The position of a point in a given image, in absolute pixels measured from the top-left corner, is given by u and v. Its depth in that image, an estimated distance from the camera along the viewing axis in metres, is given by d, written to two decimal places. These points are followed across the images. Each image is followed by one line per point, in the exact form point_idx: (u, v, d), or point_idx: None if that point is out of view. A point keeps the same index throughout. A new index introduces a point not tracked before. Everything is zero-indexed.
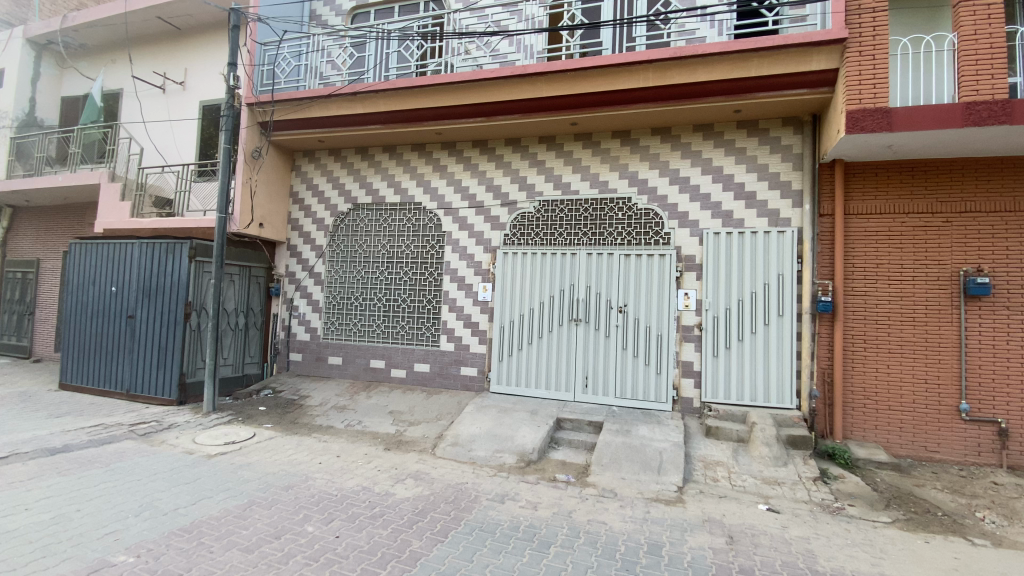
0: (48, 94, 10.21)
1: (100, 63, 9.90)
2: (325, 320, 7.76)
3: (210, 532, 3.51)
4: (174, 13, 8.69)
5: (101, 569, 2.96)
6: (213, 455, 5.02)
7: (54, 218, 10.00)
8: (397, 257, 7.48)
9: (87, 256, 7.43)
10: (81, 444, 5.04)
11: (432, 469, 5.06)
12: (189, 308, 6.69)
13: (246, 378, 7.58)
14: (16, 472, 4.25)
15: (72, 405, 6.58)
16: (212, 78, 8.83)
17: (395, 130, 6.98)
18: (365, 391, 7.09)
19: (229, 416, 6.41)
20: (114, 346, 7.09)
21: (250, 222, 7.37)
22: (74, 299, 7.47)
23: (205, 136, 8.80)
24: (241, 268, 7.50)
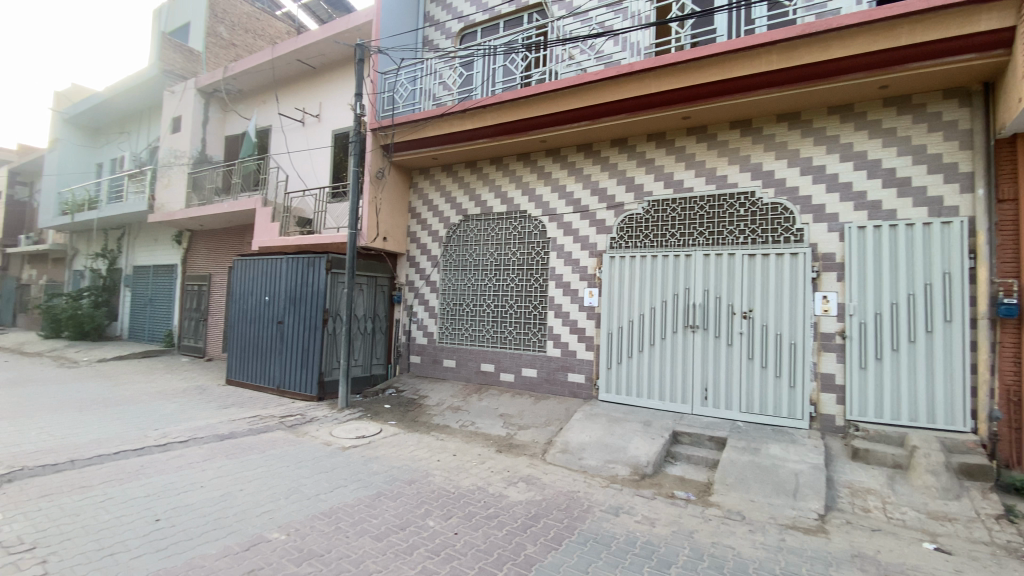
0: (215, 134, 12.11)
1: (254, 104, 11.55)
2: (441, 325, 8.18)
3: (346, 518, 3.82)
4: (311, 55, 9.86)
5: (260, 543, 3.36)
6: (346, 447, 5.51)
7: (222, 239, 11.81)
8: (506, 265, 7.65)
9: (246, 270, 8.64)
10: (243, 432, 5.82)
11: (544, 474, 5.05)
12: (327, 314, 7.47)
13: (373, 378, 8.25)
14: (196, 454, 5.02)
15: (236, 397, 7.66)
16: (341, 108, 9.86)
17: (501, 141, 7.20)
18: (477, 393, 7.33)
19: (359, 412, 7.02)
20: (268, 348, 8.13)
21: (375, 237, 8.04)
22: (238, 308, 8.71)
23: (336, 161, 9.82)
24: (369, 278, 8.21)
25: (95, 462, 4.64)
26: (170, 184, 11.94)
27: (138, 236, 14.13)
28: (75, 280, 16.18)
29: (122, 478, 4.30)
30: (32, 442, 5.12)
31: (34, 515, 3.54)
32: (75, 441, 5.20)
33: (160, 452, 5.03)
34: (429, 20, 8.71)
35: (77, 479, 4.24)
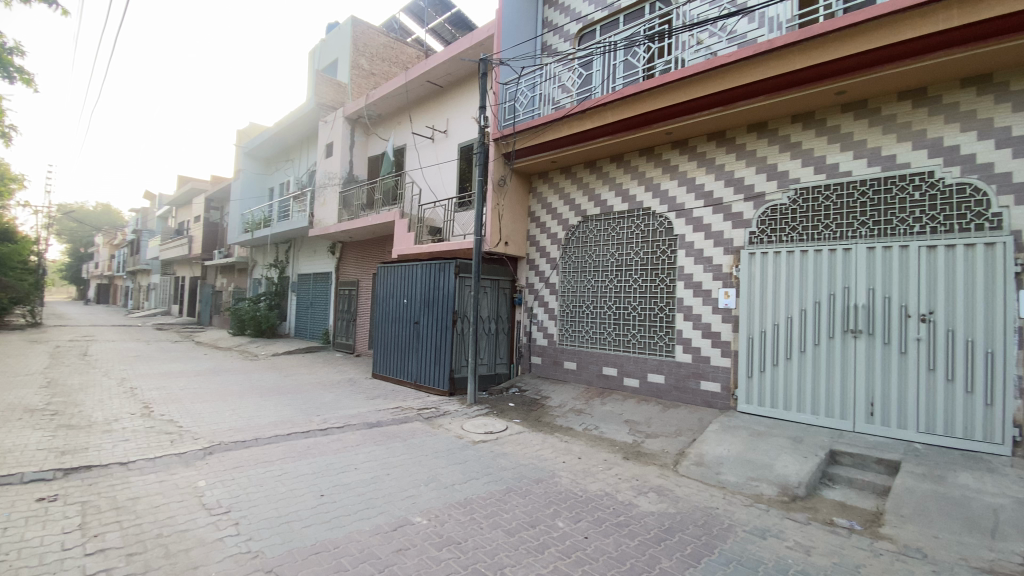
0: (360, 156, 13.57)
1: (391, 126, 12.77)
2: (561, 327, 8.19)
3: (480, 510, 3.98)
4: (439, 75, 10.61)
5: (405, 525, 3.63)
6: (477, 442, 5.77)
7: (366, 248, 13.21)
8: (629, 265, 7.43)
9: (387, 276, 9.53)
10: (388, 422, 6.40)
11: (677, 486, 4.76)
12: (455, 316, 7.92)
13: (498, 376, 8.56)
14: (350, 439, 5.63)
15: (381, 390, 8.47)
16: (466, 122, 10.44)
17: (622, 138, 7.03)
18: (599, 397, 7.19)
19: (486, 409, 7.31)
20: (406, 346, 8.87)
21: (498, 242, 8.35)
22: (380, 309, 9.64)
23: (462, 172, 10.41)
24: (492, 281, 8.54)
25: (274, 440, 5.43)
26: (324, 202, 13.66)
27: (301, 249, 16.39)
28: (255, 286, 19.27)
29: (293, 456, 4.97)
30: (228, 421, 6.17)
31: (230, 483, 4.23)
32: (259, 422, 6.15)
33: (322, 435, 5.73)
34: (548, 26, 8.84)
35: (260, 454, 5.00)
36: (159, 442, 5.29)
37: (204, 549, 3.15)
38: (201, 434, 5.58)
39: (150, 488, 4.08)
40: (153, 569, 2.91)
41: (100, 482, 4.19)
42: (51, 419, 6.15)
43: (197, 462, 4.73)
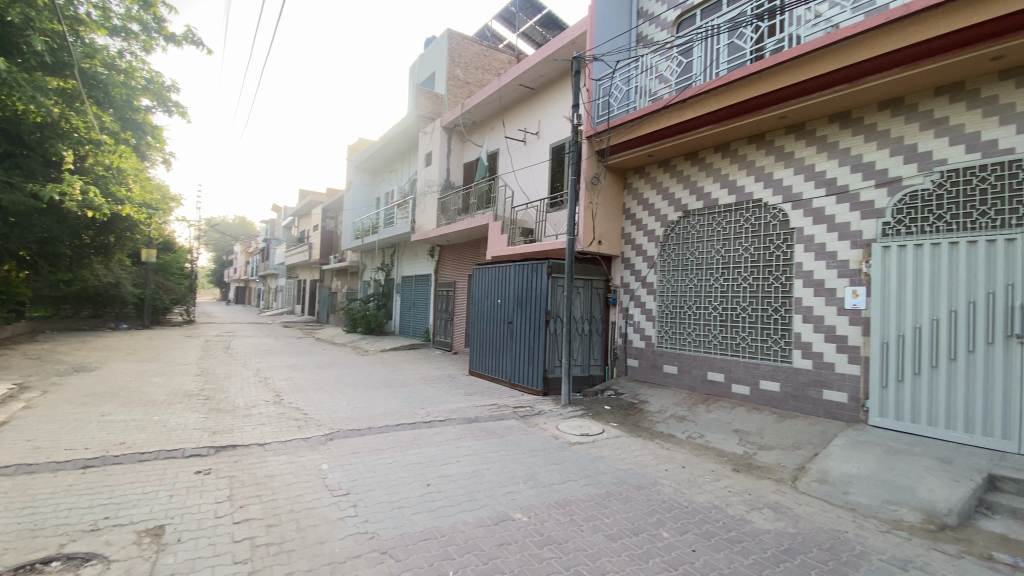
0: (456, 162, 14.13)
1: (485, 132, 13.17)
2: (660, 328, 7.85)
3: (580, 512, 3.93)
4: (531, 77, 10.74)
5: (506, 521, 3.69)
6: (573, 443, 5.72)
7: (463, 251, 13.72)
8: (735, 262, 6.93)
9: (482, 277, 9.81)
10: (486, 418, 6.58)
11: (796, 504, 4.33)
12: (549, 316, 7.94)
13: (592, 378, 8.43)
14: (452, 432, 5.87)
15: (478, 387, 8.73)
16: (558, 122, 10.45)
17: (727, 127, 6.60)
18: (704, 404, 6.79)
19: (581, 411, 7.23)
20: (500, 345, 9.05)
21: (592, 241, 8.23)
22: (476, 309, 9.94)
23: (554, 172, 10.42)
24: (586, 280, 8.44)
25: (384, 430, 5.82)
26: (424, 209, 14.43)
27: (404, 252, 17.47)
28: (364, 288, 20.91)
29: (401, 446, 5.29)
30: (344, 410, 6.73)
31: (347, 467, 4.61)
32: (370, 413, 6.64)
33: (426, 427, 6.03)
34: (643, 16, 8.57)
35: (372, 443, 5.38)
36: (288, 426, 5.91)
37: (328, 526, 3.45)
38: (322, 421, 6.15)
39: (283, 468, 4.57)
40: (286, 540, 3.24)
41: (243, 460, 4.78)
42: (204, 403, 7.15)
43: (320, 447, 5.22)
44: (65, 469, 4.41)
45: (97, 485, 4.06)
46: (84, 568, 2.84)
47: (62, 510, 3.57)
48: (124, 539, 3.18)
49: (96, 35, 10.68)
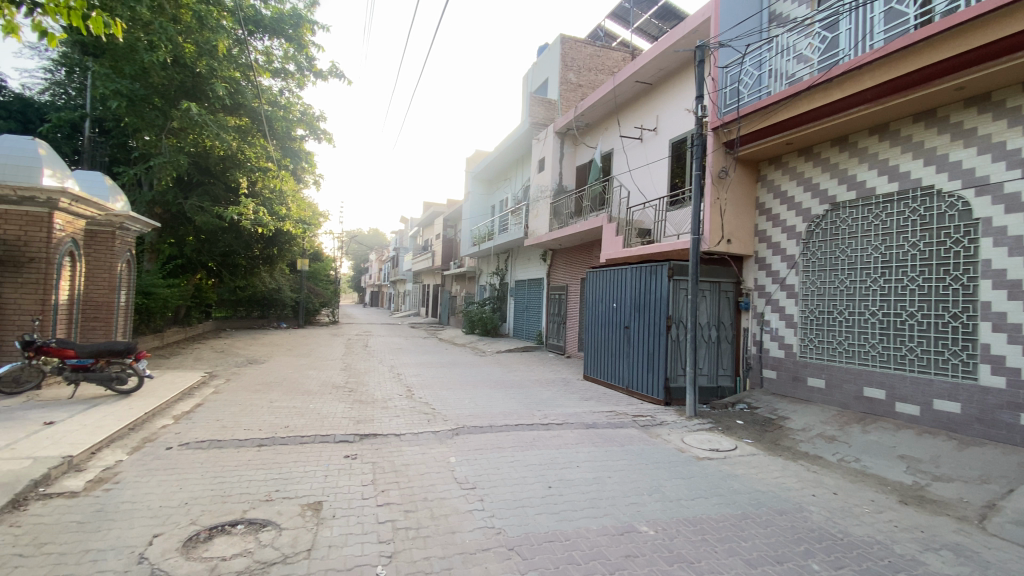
0: (569, 166, 14.15)
1: (599, 133, 13.04)
2: (802, 336, 7.07)
3: (713, 532, 3.65)
4: (648, 72, 10.41)
5: (631, 532, 3.56)
6: (702, 458, 5.36)
7: (576, 253, 13.66)
8: (897, 261, 5.98)
9: (597, 280, 9.65)
10: (605, 424, 6.45)
11: (985, 548, 3.58)
12: (670, 321, 7.56)
13: (721, 390, 7.84)
14: (571, 436, 5.85)
15: (594, 392, 8.61)
16: (679, 115, 9.97)
17: (884, 105, 5.75)
18: (859, 423, 5.94)
19: (709, 423, 6.76)
20: (617, 351, 8.81)
21: (719, 240, 7.67)
22: (591, 313, 9.81)
23: (675, 169, 9.94)
24: (713, 283, 7.88)
25: (505, 429, 5.98)
26: (537, 214, 14.67)
27: (517, 257, 17.91)
28: (481, 292, 21.81)
29: (521, 446, 5.40)
30: (467, 408, 7.07)
31: (473, 463, 4.82)
32: (491, 412, 6.89)
33: (545, 429, 6.08)
34: None
35: (494, 441, 5.56)
36: (418, 420, 6.37)
37: (458, 517, 3.63)
38: (448, 417, 6.52)
39: (416, 459, 4.91)
40: (422, 526, 3.47)
41: (383, 448, 5.25)
42: (348, 395, 7.99)
43: (448, 441, 5.53)
44: (245, 446, 5.22)
45: (269, 462, 4.74)
46: (262, 533, 3.33)
47: (245, 480, 4.24)
48: (290, 510, 3.67)
49: (261, 78, 12.61)
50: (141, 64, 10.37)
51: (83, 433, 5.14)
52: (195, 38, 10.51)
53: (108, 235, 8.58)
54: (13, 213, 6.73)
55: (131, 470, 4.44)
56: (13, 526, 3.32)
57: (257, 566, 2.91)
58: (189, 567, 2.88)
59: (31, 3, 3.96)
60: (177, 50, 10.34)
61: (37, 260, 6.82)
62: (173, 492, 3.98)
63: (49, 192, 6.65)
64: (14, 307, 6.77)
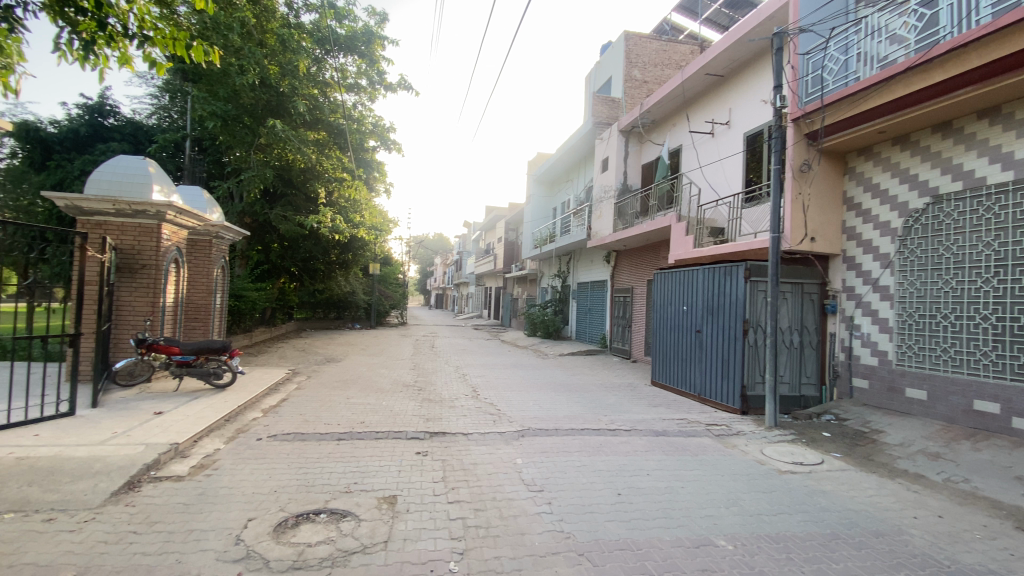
0: (635, 165, 13.83)
1: (666, 130, 12.67)
2: (899, 343, 6.44)
3: (798, 551, 3.41)
4: (719, 64, 10.00)
5: (708, 546, 3.40)
6: (784, 471, 5.02)
7: (642, 255, 13.31)
8: (1016, 258, 5.31)
9: (666, 282, 9.34)
10: (676, 433, 6.22)
11: None
12: (747, 325, 7.17)
13: (804, 400, 7.32)
14: (639, 444, 5.69)
15: (663, 399, 8.33)
16: (754, 107, 9.48)
17: (997, 85, 5.13)
18: (968, 439, 5.32)
19: (791, 435, 6.32)
20: (688, 356, 8.48)
21: (802, 238, 7.18)
22: (659, 317, 9.51)
23: (751, 164, 9.44)
24: (794, 285, 7.39)
25: (571, 433, 5.93)
26: (601, 215, 14.46)
27: (580, 259, 17.74)
28: (543, 294, 21.81)
29: (588, 451, 5.33)
30: (532, 410, 7.08)
31: (540, 466, 4.81)
32: (556, 415, 6.86)
33: (613, 435, 5.96)
34: None
35: (560, 444, 5.54)
36: (484, 420, 6.47)
37: (526, 519, 3.64)
38: (514, 418, 6.56)
39: (484, 459, 4.98)
40: (492, 526, 3.52)
41: (451, 447, 5.37)
42: (417, 394, 8.27)
43: (514, 442, 5.57)
44: (325, 440, 5.54)
45: (348, 456, 5.00)
46: (343, 522, 3.51)
47: (327, 472, 4.50)
48: (368, 502, 3.85)
49: (337, 93, 13.44)
50: (232, 86, 11.36)
51: (186, 422, 5.68)
52: (279, 60, 11.53)
53: (206, 243, 9.45)
54: (129, 226, 7.52)
55: (228, 459, 4.85)
56: (130, 505, 3.72)
57: (339, 554, 3.07)
58: (279, 551, 3.09)
59: (142, 37, 4.45)
60: (263, 72, 11.26)
61: (148, 267, 7.59)
62: (263, 480, 4.30)
63: (157, 205, 7.38)
64: (130, 309, 7.59)
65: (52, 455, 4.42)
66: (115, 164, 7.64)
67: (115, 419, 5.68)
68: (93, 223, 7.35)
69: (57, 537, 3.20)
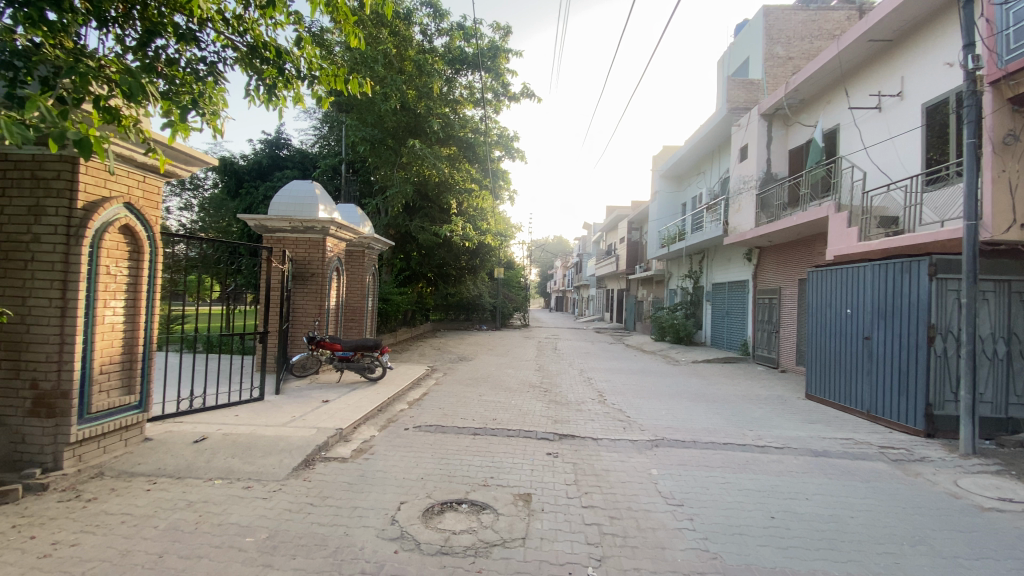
0: (779, 151, 12.51)
1: (818, 109, 11.26)
2: None
3: None
4: (886, 27, 8.63)
5: None
6: (990, 509, 4.11)
7: (791, 251, 11.96)
8: None
9: (823, 282, 8.24)
10: (839, 454, 5.45)
11: None
12: (933, 331, 6.03)
13: (1015, 424, 5.94)
14: (794, 463, 5.09)
15: (820, 414, 7.36)
16: (937, 72, 8.00)
17: None
18: None
19: (997, 465, 5.16)
20: (852, 366, 7.40)
21: (1008, 225, 5.98)
22: (815, 320, 8.44)
23: (934, 139, 7.96)
24: (1000, 282, 6.03)
25: (711, 447, 5.53)
26: (740, 208, 13.33)
27: (715, 258, 16.53)
28: (672, 296, 20.72)
29: (732, 467, 4.91)
30: (666, 419, 6.74)
31: (677, 478, 4.55)
32: (693, 426, 6.45)
33: (761, 452, 5.42)
34: None
35: (700, 457, 5.18)
36: (615, 426, 6.32)
37: (666, 533, 3.46)
38: (646, 427, 6.31)
39: (616, 465, 4.87)
40: (630, 535, 3.41)
41: (582, 451, 5.34)
42: (546, 395, 8.39)
43: (648, 451, 5.35)
44: (462, 434, 5.87)
45: (483, 451, 5.24)
46: (483, 515, 3.68)
47: (467, 465, 4.76)
48: (504, 498, 3.99)
49: (466, 109, 14.31)
50: (377, 112, 12.71)
51: (347, 411, 6.45)
52: (416, 84, 12.59)
53: (359, 253, 10.65)
54: (302, 240, 8.79)
55: (381, 445, 5.39)
56: (308, 480, 4.32)
57: (481, 545, 3.22)
58: (428, 535, 3.34)
59: (311, 77, 5.15)
60: (402, 96, 12.40)
61: (316, 274, 8.78)
62: (412, 467, 4.70)
63: (322, 222, 8.52)
64: (303, 311, 8.86)
65: (249, 432, 5.33)
66: (291, 190, 8.97)
67: (292, 405, 6.67)
68: (275, 239, 8.75)
69: (254, 502, 3.84)
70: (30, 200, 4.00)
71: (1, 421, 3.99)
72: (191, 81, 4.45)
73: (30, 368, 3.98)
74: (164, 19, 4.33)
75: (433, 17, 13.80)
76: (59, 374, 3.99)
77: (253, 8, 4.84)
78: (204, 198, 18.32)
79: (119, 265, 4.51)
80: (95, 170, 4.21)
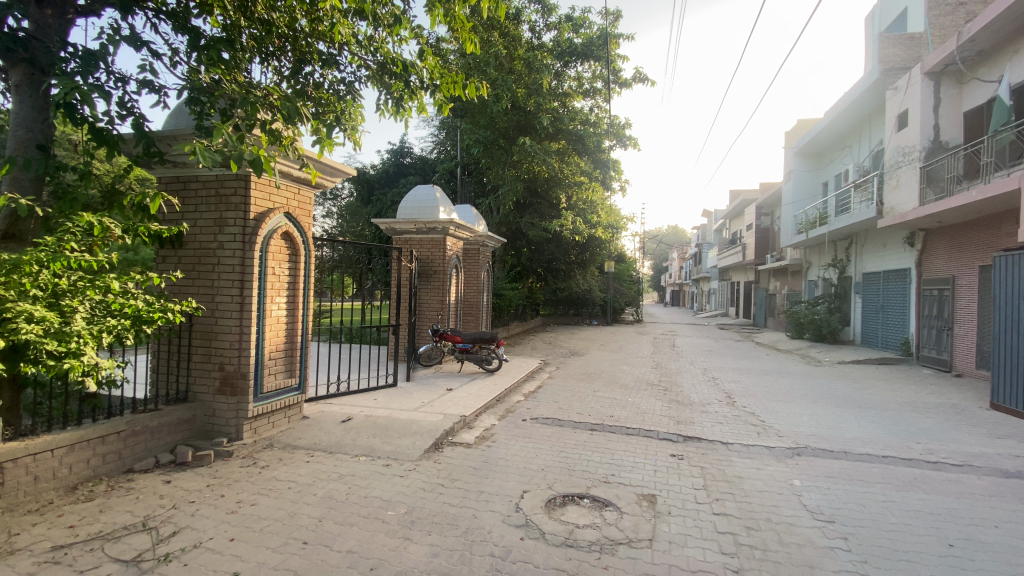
0: (951, 114, 10.52)
1: (1004, 60, 9.26)
2: None
3: None
4: None
5: None
6: None
7: (969, 233, 10.02)
8: None
9: (1013, 269, 6.79)
10: None
11: None
12: None
13: None
14: (977, 484, 4.28)
15: (1012, 428, 6.08)
16: None
17: None
18: None
19: None
20: None
21: None
22: (1001, 315, 6.98)
23: None
24: None
25: (866, 459, 4.86)
26: (898, 185, 11.48)
27: (865, 244, 14.47)
28: (811, 289, 18.57)
29: (896, 484, 4.25)
30: (808, 425, 6.06)
31: (825, 491, 4.07)
32: (842, 434, 5.71)
33: (932, 469, 4.63)
34: None
35: (853, 470, 4.58)
36: (747, 431, 5.84)
37: (815, 551, 3.11)
38: (785, 433, 5.73)
39: (751, 473, 4.48)
40: (770, 549, 3.12)
41: (711, 454, 5.02)
42: (665, 393, 8.04)
43: (787, 460, 4.86)
44: (580, 429, 5.86)
45: (602, 446, 5.18)
46: (606, 511, 3.64)
47: (586, 460, 4.75)
48: (628, 496, 3.89)
49: (575, 101, 14.29)
50: (489, 114, 13.21)
51: (470, 399, 6.79)
52: (525, 82, 12.81)
53: (475, 251, 11.10)
54: (425, 240, 9.43)
55: (503, 434, 5.59)
56: (437, 462, 4.63)
57: (606, 542, 3.19)
58: (552, 526, 3.38)
59: (432, 86, 5.47)
60: (512, 95, 12.67)
61: (438, 272, 9.36)
62: (532, 457, 4.81)
63: (442, 222, 9.07)
64: (427, 306, 9.51)
65: (387, 416, 5.86)
66: (415, 194, 9.68)
67: (422, 392, 7.21)
68: (403, 240, 9.52)
69: (393, 479, 4.21)
70: (215, 213, 4.77)
71: (198, 397, 4.82)
72: (334, 101, 4.99)
73: (218, 353, 4.76)
74: (311, 47, 4.88)
75: (541, 13, 13.90)
76: (239, 359, 4.72)
77: (382, 28, 5.26)
78: (341, 207, 20.54)
79: (281, 265, 5.21)
80: (264, 185, 4.92)
